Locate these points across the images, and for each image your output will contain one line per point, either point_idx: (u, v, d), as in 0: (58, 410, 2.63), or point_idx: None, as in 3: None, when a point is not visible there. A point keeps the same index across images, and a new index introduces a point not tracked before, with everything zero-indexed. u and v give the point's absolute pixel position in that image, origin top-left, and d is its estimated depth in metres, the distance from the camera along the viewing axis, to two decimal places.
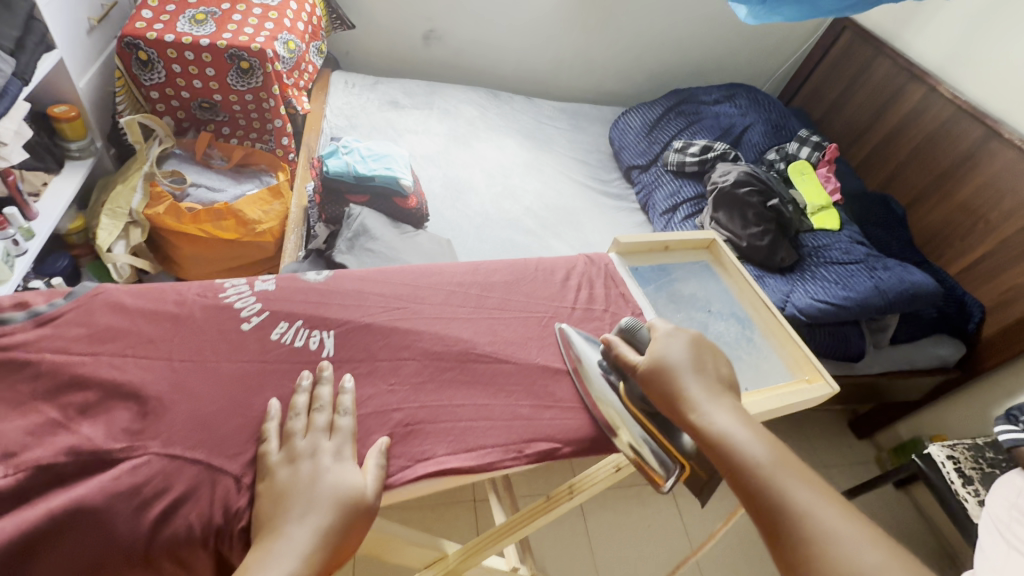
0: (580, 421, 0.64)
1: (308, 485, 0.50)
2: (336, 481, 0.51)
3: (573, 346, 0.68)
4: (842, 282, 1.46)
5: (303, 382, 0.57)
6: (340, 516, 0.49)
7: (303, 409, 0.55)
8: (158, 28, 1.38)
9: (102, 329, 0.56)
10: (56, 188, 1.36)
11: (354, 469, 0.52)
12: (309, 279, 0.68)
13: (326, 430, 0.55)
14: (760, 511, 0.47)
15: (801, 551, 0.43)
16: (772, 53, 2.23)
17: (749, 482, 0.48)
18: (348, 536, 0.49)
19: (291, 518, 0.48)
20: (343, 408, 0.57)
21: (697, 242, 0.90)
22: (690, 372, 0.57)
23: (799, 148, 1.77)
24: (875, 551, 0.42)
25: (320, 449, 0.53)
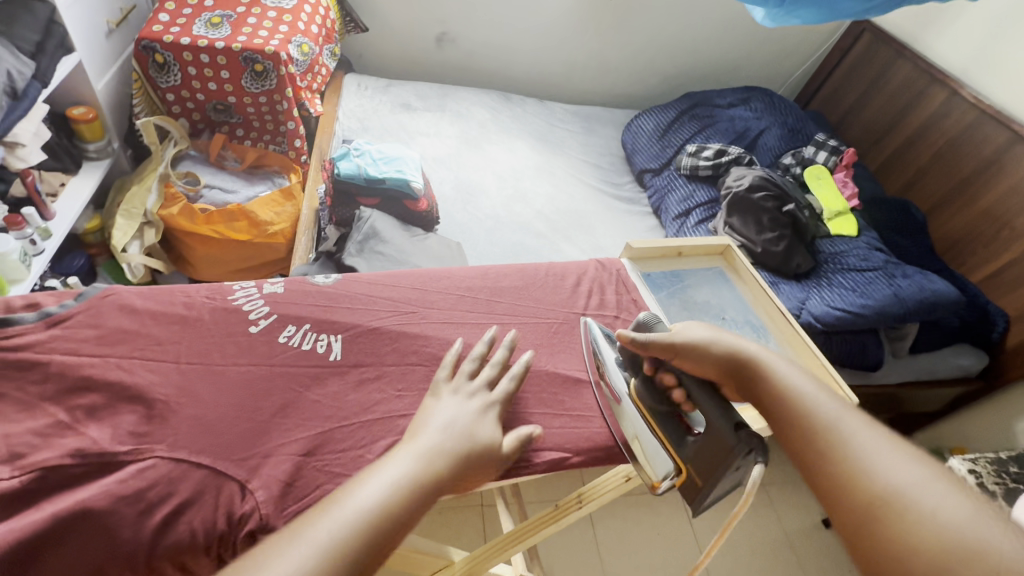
0: (590, 430, 0.62)
1: (459, 414, 0.54)
2: (479, 424, 0.54)
3: (592, 338, 0.68)
4: (860, 289, 1.43)
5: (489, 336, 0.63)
6: (469, 453, 0.51)
7: (481, 358, 0.61)
8: (175, 31, 1.40)
9: (111, 331, 0.56)
10: (74, 189, 1.38)
11: (492, 422, 0.55)
12: (318, 282, 0.67)
13: (489, 384, 0.59)
14: (794, 428, 0.48)
15: (835, 469, 0.43)
16: (789, 55, 2.20)
17: (787, 414, 0.49)
18: (471, 471, 0.50)
19: (429, 429, 0.51)
20: (511, 373, 0.60)
21: (710, 248, 0.88)
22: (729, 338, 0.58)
23: (815, 152, 1.74)
24: (916, 468, 0.40)
25: (478, 390, 0.57)
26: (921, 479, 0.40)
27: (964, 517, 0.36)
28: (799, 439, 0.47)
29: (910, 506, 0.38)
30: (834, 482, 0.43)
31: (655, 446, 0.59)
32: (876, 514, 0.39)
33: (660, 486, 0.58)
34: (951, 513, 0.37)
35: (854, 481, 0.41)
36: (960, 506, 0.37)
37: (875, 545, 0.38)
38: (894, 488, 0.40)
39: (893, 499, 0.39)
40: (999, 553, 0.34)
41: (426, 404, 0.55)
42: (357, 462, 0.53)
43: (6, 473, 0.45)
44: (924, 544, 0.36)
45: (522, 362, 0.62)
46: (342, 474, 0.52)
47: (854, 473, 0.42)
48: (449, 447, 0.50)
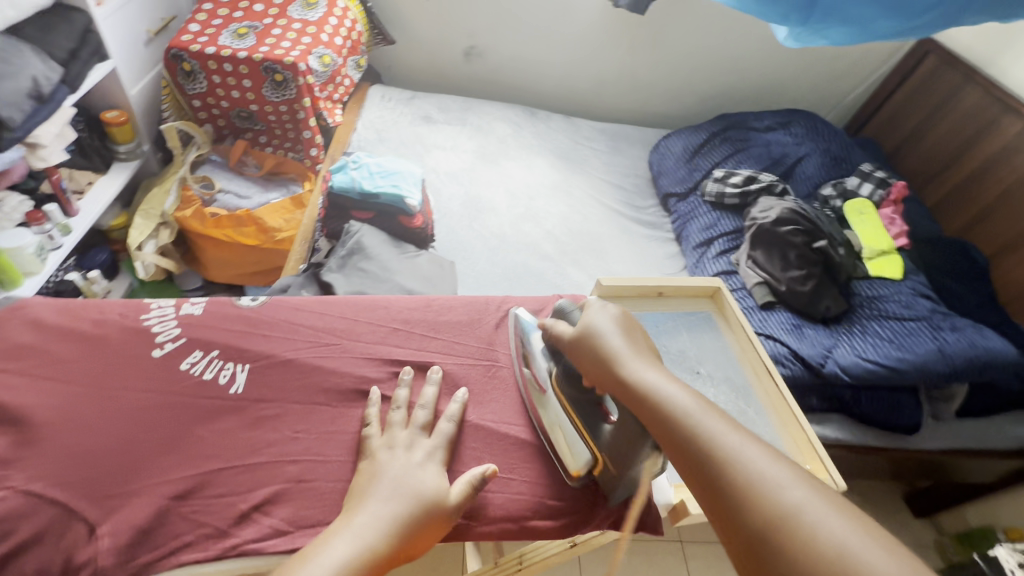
0: (506, 496, 0.56)
1: (399, 472, 0.51)
2: (421, 481, 0.50)
3: (521, 330, 0.65)
4: (897, 341, 1.27)
5: (406, 379, 0.60)
6: (416, 514, 0.48)
7: (411, 406, 0.58)
8: (203, 41, 1.45)
9: (12, 346, 0.56)
10: (100, 188, 1.44)
11: (434, 472, 0.52)
12: (244, 305, 0.64)
13: (425, 429, 0.56)
14: (680, 452, 0.45)
15: (726, 495, 0.41)
16: (843, 76, 2.02)
17: (674, 434, 0.46)
18: (414, 536, 0.47)
19: (375, 495, 0.49)
20: (450, 416, 0.58)
21: (698, 289, 0.80)
22: (618, 343, 0.55)
23: (859, 184, 1.58)
24: (803, 486, 0.39)
25: (415, 444, 0.54)
26: (807, 496, 0.38)
27: (850, 541, 0.35)
28: (686, 461, 0.44)
29: (799, 529, 0.37)
30: (727, 506, 0.41)
31: (573, 431, 0.58)
32: (768, 540, 0.38)
33: (575, 474, 0.56)
34: (839, 537, 0.35)
35: (746, 507, 0.40)
36: (841, 524, 0.36)
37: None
38: (784, 511, 0.38)
39: (782, 525, 0.37)
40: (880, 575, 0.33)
41: (371, 459, 0.52)
42: (227, 513, 0.50)
43: None
44: (812, 570, 0.35)
45: (460, 401, 0.59)
46: (206, 525, 0.49)
47: (739, 491, 0.40)
48: (394, 514, 0.47)
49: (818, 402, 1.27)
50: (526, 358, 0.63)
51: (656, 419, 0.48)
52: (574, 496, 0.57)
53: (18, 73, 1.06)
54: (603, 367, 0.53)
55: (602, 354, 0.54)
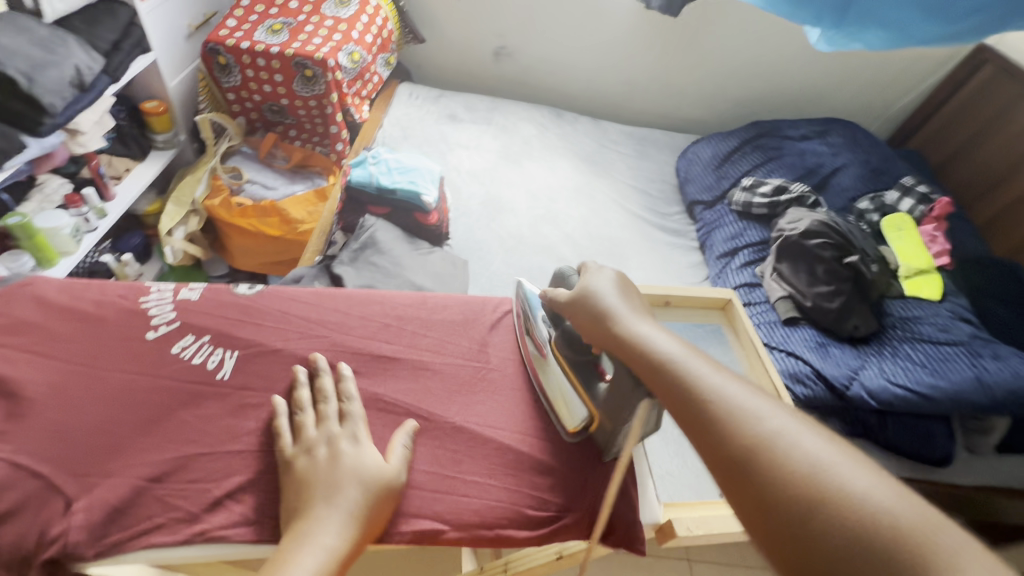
0: (483, 502, 0.53)
1: (324, 472, 0.48)
2: (357, 463, 0.49)
3: (524, 299, 0.67)
4: (931, 366, 1.19)
5: (301, 378, 0.56)
6: (367, 499, 0.47)
7: (319, 397, 0.55)
8: (238, 36, 1.49)
9: (14, 321, 0.58)
10: (137, 174, 1.51)
11: (367, 448, 0.51)
12: (239, 292, 0.65)
13: (335, 419, 0.53)
14: (668, 394, 0.46)
15: (710, 423, 0.42)
16: (890, 85, 1.91)
17: (661, 372, 0.47)
18: (371, 518, 0.47)
19: (319, 500, 0.46)
20: (348, 396, 0.55)
21: (708, 301, 0.78)
22: (613, 296, 0.56)
23: (898, 199, 1.50)
24: (788, 417, 0.41)
25: (333, 435, 0.51)
26: (791, 425, 0.40)
27: (829, 459, 0.37)
28: (675, 400, 0.45)
29: (783, 451, 0.38)
30: (710, 434, 0.41)
31: (571, 391, 0.58)
32: (750, 461, 0.39)
33: (573, 430, 0.57)
34: (819, 456, 0.37)
35: (730, 432, 0.41)
36: (822, 446, 0.38)
37: (752, 492, 0.38)
38: (767, 435, 0.39)
39: (765, 447, 0.39)
40: (856, 487, 0.35)
41: (296, 467, 0.49)
42: (200, 498, 0.50)
43: None
44: (794, 486, 0.36)
45: (351, 382, 0.57)
46: (179, 508, 0.50)
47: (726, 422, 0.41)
48: (351, 503, 0.46)
49: (840, 425, 1.21)
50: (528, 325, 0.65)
51: (644, 359, 0.48)
52: (558, 505, 0.54)
53: (63, 62, 1.11)
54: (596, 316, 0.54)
55: (596, 305, 0.55)
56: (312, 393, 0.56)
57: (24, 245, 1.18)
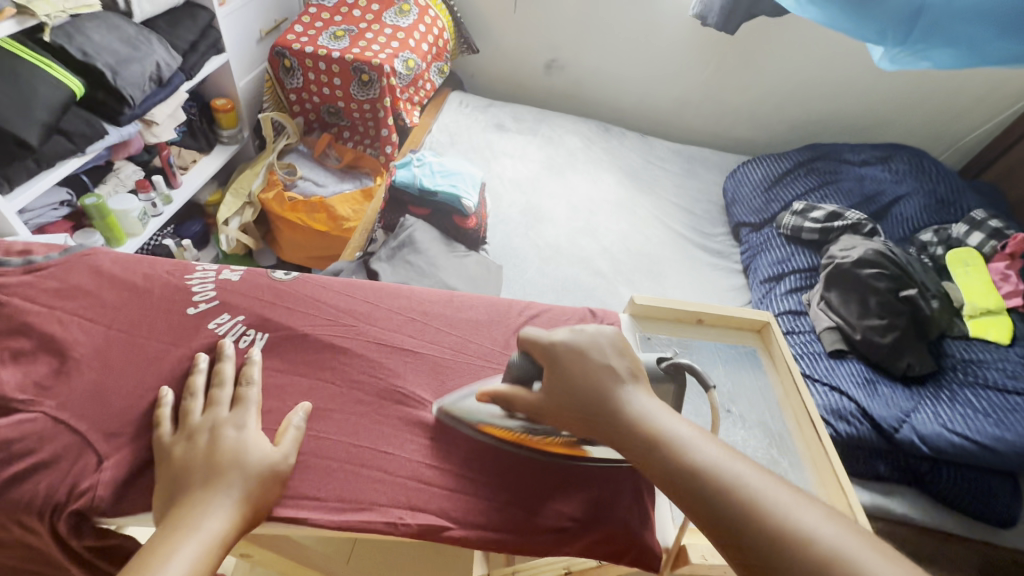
0: (488, 503, 0.50)
1: (205, 457, 0.44)
2: (243, 451, 0.45)
3: (464, 415, 0.55)
4: (995, 415, 1.09)
5: (199, 363, 0.52)
6: (251, 489, 0.44)
7: (215, 380, 0.51)
8: (304, 40, 1.58)
9: (69, 286, 0.55)
10: (202, 166, 1.61)
11: (253, 433, 0.47)
12: (276, 276, 0.62)
13: (226, 403, 0.49)
14: (676, 484, 0.42)
15: (734, 526, 0.39)
16: (966, 112, 1.79)
17: (671, 460, 0.43)
18: (254, 506, 0.43)
19: (197, 487, 0.43)
20: (247, 378, 0.51)
21: (743, 323, 0.71)
22: (596, 367, 0.49)
23: (967, 232, 1.38)
24: (796, 501, 0.39)
25: (219, 421, 0.47)
26: (801, 509, 0.39)
27: (865, 556, 0.36)
28: (682, 490, 0.42)
29: (800, 544, 0.37)
30: (735, 536, 0.39)
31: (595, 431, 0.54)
32: (770, 555, 0.37)
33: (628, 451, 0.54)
34: (855, 554, 0.36)
35: (751, 530, 0.39)
36: (837, 534, 0.37)
37: None
38: (795, 534, 0.38)
39: (797, 549, 0.37)
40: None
41: (172, 456, 0.45)
42: None
43: None
44: None
45: (255, 362, 0.53)
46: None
47: (739, 510, 0.40)
48: (230, 492, 0.43)
49: (887, 470, 1.12)
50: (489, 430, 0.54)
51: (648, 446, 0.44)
52: (564, 515, 0.51)
53: (145, 59, 1.21)
54: (578, 398, 0.48)
55: (584, 377, 0.49)
56: (210, 377, 0.51)
57: (96, 225, 1.27)
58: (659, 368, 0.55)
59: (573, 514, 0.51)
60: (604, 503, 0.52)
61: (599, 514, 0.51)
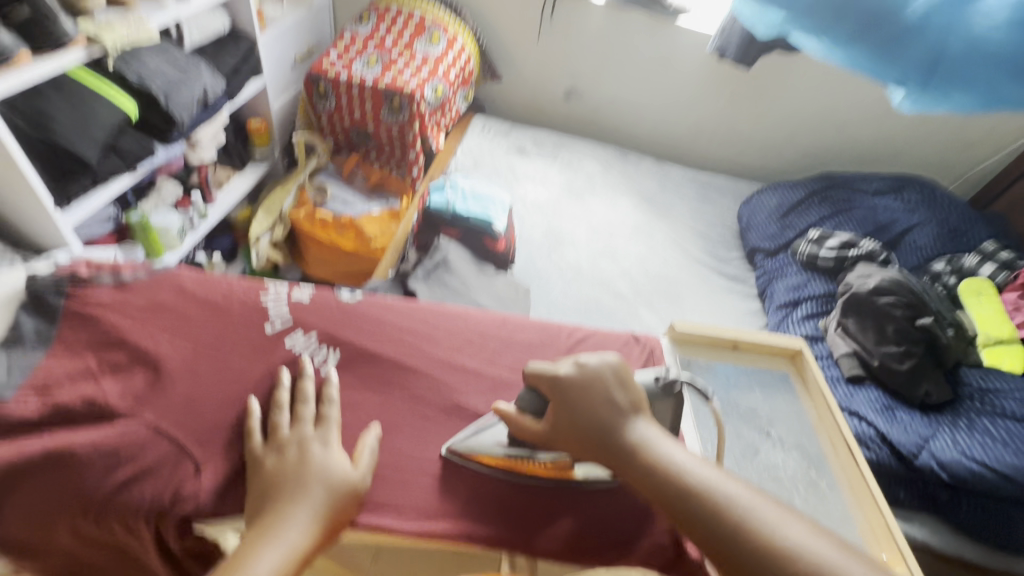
0: (540, 517, 0.54)
1: (295, 470, 0.48)
2: (327, 468, 0.49)
3: (474, 451, 0.56)
4: (1014, 445, 1.12)
5: (283, 379, 0.55)
6: (331, 506, 0.47)
7: (299, 398, 0.54)
8: (339, 67, 1.65)
9: (157, 303, 0.59)
10: (235, 184, 1.66)
11: (337, 454, 0.50)
12: (343, 297, 0.67)
13: (312, 422, 0.53)
14: (669, 503, 0.48)
15: (729, 538, 0.45)
16: (974, 145, 1.84)
17: (666, 484, 0.49)
18: (334, 523, 0.47)
19: (288, 499, 0.46)
20: (329, 400, 0.55)
21: (776, 349, 0.75)
22: (603, 396, 0.54)
23: (978, 263, 1.43)
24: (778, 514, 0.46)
25: (306, 437, 0.51)
26: (782, 520, 0.46)
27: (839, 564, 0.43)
28: (676, 508, 0.48)
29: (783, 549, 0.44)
30: (729, 548, 0.45)
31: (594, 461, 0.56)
32: (760, 561, 0.44)
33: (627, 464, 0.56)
34: (826, 560, 0.43)
35: (740, 540, 0.45)
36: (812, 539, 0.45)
37: None
38: (782, 547, 0.44)
39: (785, 559, 0.43)
40: None
41: (266, 465, 0.49)
42: None
43: (32, 401, 0.48)
44: None
45: (332, 383, 0.56)
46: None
47: (730, 521, 0.46)
48: (316, 507, 0.46)
49: (906, 495, 1.15)
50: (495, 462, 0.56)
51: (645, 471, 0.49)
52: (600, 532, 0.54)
53: (193, 83, 1.27)
54: (586, 426, 0.52)
55: (586, 404, 0.53)
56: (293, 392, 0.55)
57: (138, 239, 1.32)
58: (657, 386, 0.59)
59: (566, 531, 0.54)
60: (618, 516, 0.55)
61: (595, 533, 0.54)
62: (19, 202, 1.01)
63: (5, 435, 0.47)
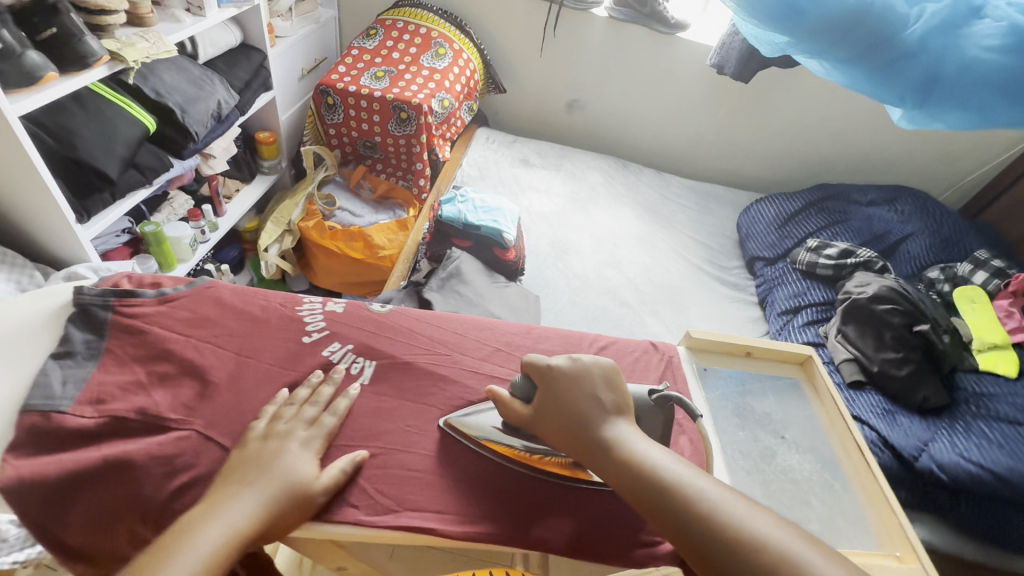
0: (564, 516, 0.56)
1: (265, 461, 0.50)
2: (293, 465, 0.50)
3: (471, 430, 0.59)
4: (1008, 446, 1.16)
5: (313, 378, 0.59)
6: (280, 501, 0.48)
7: (299, 400, 0.56)
8: (347, 80, 1.68)
9: (199, 316, 0.61)
10: (244, 195, 1.68)
11: (310, 458, 0.52)
12: (375, 309, 0.69)
13: (307, 423, 0.55)
14: (643, 497, 0.50)
15: (698, 531, 0.46)
16: (964, 157, 1.90)
17: (641, 478, 0.50)
18: (278, 518, 0.47)
19: (246, 484, 0.48)
20: (334, 410, 0.57)
21: (787, 355, 0.78)
22: (588, 393, 0.56)
23: (971, 271, 1.47)
24: (748, 509, 0.47)
25: (292, 434, 0.53)
26: (752, 514, 0.47)
27: (804, 555, 0.44)
28: (649, 502, 0.49)
29: (750, 542, 0.45)
30: (697, 540, 0.46)
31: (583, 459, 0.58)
32: (726, 554, 0.45)
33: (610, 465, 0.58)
34: (792, 554, 0.44)
35: (708, 533, 0.46)
36: (780, 533, 0.46)
37: None
38: (748, 540, 0.45)
39: (750, 551, 0.44)
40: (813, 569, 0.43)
41: (243, 451, 0.51)
42: (353, 486, 0.54)
43: (88, 412, 0.50)
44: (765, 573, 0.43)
45: (347, 396, 0.58)
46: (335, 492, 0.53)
47: (700, 515, 0.47)
48: (265, 496, 0.47)
49: (907, 496, 1.18)
50: (488, 443, 0.58)
51: (621, 466, 0.51)
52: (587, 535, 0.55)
53: (208, 97, 1.29)
54: (570, 418, 0.55)
55: (571, 400, 0.56)
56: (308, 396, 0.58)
57: (153, 251, 1.32)
58: (650, 400, 0.60)
59: (566, 533, 0.55)
60: (601, 520, 0.56)
61: (592, 534, 0.55)
62: (41, 216, 1.02)
63: (63, 445, 0.49)
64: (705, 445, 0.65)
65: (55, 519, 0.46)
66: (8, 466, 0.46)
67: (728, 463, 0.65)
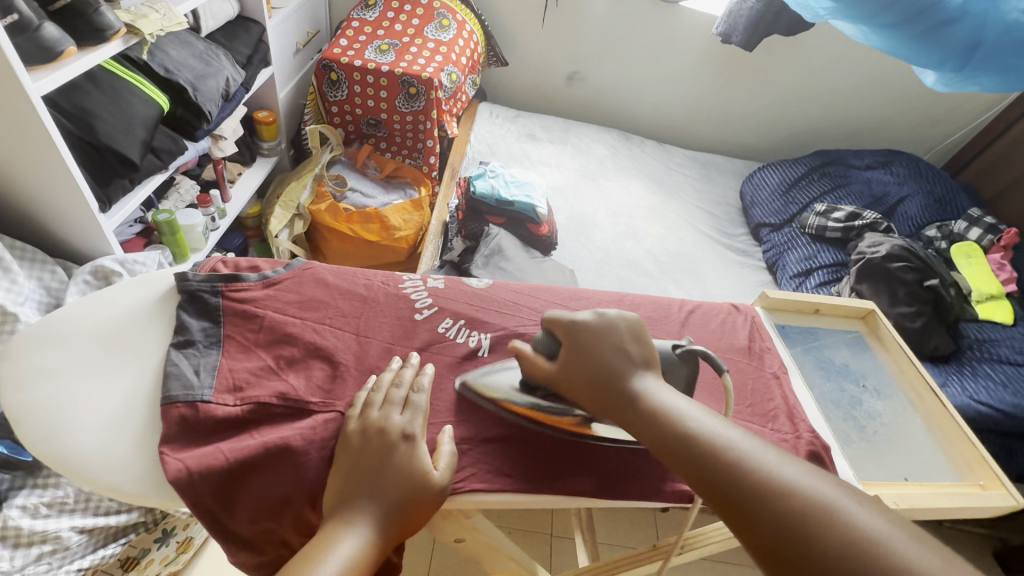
0: (594, 467, 0.57)
1: (378, 462, 0.47)
2: (405, 464, 0.48)
3: (494, 391, 0.58)
4: (1012, 385, 1.27)
5: (393, 364, 0.56)
6: (404, 506, 0.46)
7: (384, 384, 0.54)
8: (351, 54, 1.60)
9: (309, 299, 0.60)
10: (247, 177, 1.60)
11: (417, 451, 0.49)
12: (472, 284, 0.69)
13: (400, 405, 0.52)
14: (669, 447, 0.48)
15: (725, 480, 0.44)
16: (945, 121, 2.01)
17: (667, 431, 0.48)
18: (405, 518, 0.46)
19: (364, 492, 0.46)
20: (419, 387, 0.55)
21: (852, 310, 0.82)
22: (616, 346, 0.55)
23: (967, 228, 1.57)
24: (782, 459, 0.44)
25: (390, 423, 0.50)
26: (785, 462, 0.43)
27: (832, 498, 0.40)
28: (676, 454, 0.47)
29: (780, 491, 0.41)
30: (718, 485, 0.44)
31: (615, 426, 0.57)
32: (754, 504, 0.42)
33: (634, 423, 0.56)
34: (829, 501, 0.40)
35: (735, 481, 0.43)
36: (816, 483, 0.41)
37: (763, 539, 0.40)
38: (772, 483, 0.42)
39: (779, 498, 0.41)
40: (850, 517, 0.38)
41: (349, 453, 0.48)
42: (497, 456, 0.55)
43: (230, 400, 0.51)
44: (795, 523, 0.39)
45: (426, 373, 0.56)
46: (485, 462, 0.55)
47: (726, 464, 0.44)
48: (388, 504, 0.46)
49: None
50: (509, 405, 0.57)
51: (646, 418, 0.50)
52: (614, 480, 0.57)
53: (217, 74, 1.20)
54: (594, 370, 0.54)
55: (596, 353, 0.54)
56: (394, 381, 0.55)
57: (167, 240, 1.23)
58: (674, 353, 0.59)
59: (590, 488, 0.56)
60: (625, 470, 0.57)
61: (614, 486, 0.56)
62: (64, 207, 0.96)
63: (221, 433, 0.50)
64: (802, 396, 0.69)
65: (223, 512, 0.48)
66: (169, 459, 0.48)
67: (823, 411, 0.70)
